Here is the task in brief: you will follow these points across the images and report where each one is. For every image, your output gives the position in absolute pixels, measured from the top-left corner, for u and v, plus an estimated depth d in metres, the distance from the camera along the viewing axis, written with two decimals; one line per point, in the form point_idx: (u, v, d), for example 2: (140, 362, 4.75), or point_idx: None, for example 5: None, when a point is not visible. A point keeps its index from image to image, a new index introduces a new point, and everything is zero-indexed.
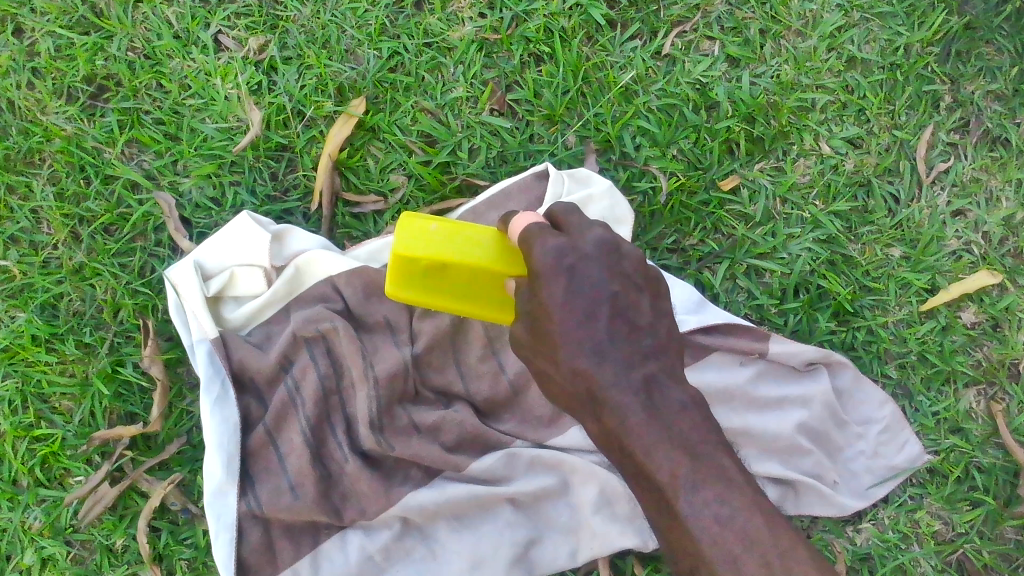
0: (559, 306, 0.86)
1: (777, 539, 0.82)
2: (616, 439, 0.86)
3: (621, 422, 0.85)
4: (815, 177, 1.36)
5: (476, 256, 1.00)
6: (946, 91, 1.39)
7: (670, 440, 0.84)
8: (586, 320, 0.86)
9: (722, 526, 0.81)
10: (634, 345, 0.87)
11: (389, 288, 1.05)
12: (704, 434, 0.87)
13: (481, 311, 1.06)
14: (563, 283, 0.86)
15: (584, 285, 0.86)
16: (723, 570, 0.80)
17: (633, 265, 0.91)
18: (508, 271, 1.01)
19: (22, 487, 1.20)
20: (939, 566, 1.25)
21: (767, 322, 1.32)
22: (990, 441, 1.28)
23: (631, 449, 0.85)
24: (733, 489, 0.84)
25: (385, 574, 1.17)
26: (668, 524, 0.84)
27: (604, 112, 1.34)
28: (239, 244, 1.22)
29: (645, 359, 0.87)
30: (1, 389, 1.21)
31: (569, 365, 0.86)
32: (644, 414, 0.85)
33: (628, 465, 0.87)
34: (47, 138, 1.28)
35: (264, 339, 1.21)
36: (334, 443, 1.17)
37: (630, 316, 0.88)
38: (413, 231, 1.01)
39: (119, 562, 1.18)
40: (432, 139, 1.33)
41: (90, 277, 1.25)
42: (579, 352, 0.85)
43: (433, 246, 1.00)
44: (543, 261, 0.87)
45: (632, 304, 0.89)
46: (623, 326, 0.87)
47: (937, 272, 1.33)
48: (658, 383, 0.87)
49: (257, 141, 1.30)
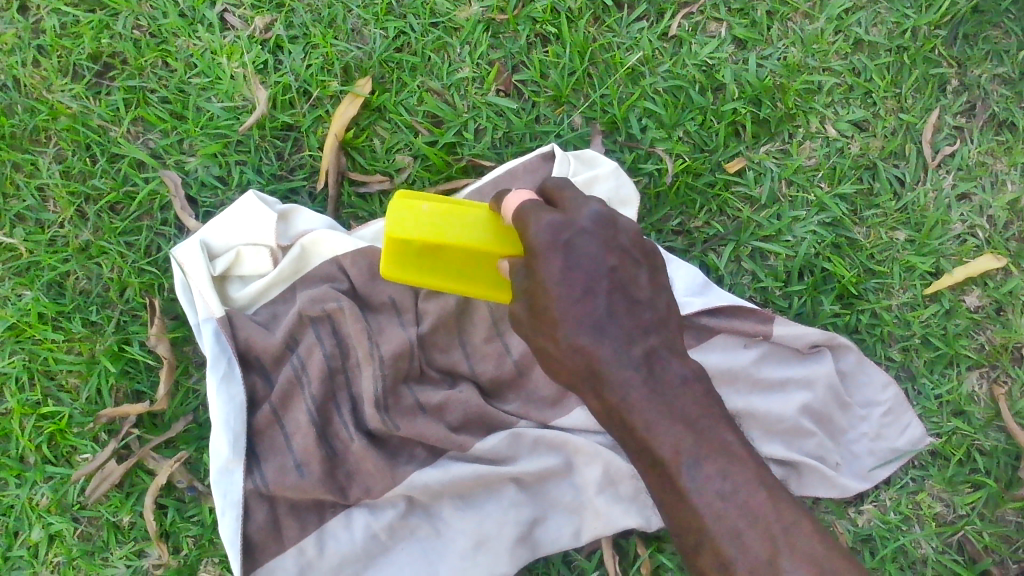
0: (557, 282, 0.86)
1: (780, 513, 0.83)
2: (618, 416, 0.86)
3: (622, 398, 0.85)
4: (820, 160, 1.36)
5: (471, 237, 1.01)
6: (953, 74, 1.39)
7: (671, 415, 0.85)
8: (585, 296, 0.86)
9: (725, 501, 0.83)
10: (634, 321, 0.88)
11: (385, 270, 1.06)
12: (706, 408, 0.88)
13: (477, 290, 1.07)
14: (561, 259, 0.86)
15: (583, 261, 0.87)
16: (727, 545, 0.81)
17: (629, 240, 0.91)
18: (505, 249, 1.01)
19: (29, 464, 1.21)
20: (940, 548, 1.26)
21: (771, 305, 1.32)
22: (993, 424, 1.29)
23: (633, 425, 0.85)
24: (736, 464, 0.85)
25: (390, 552, 1.18)
26: (670, 500, 0.85)
27: (610, 93, 1.34)
28: (245, 224, 1.23)
29: (645, 334, 0.88)
30: (8, 366, 1.22)
31: (569, 342, 0.86)
32: (645, 389, 0.85)
33: (630, 442, 0.87)
34: (53, 116, 1.28)
35: (270, 318, 1.21)
36: (339, 422, 1.17)
37: (629, 291, 0.88)
38: (405, 213, 1.01)
39: (126, 539, 1.19)
40: (438, 119, 1.33)
41: (96, 255, 1.25)
42: (579, 329, 0.85)
43: (426, 228, 1.01)
44: (540, 238, 0.87)
45: (630, 278, 0.89)
46: (622, 302, 0.87)
47: (941, 256, 1.33)
48: (659, 358, 0.88)
49: (263, 120, 1.30)
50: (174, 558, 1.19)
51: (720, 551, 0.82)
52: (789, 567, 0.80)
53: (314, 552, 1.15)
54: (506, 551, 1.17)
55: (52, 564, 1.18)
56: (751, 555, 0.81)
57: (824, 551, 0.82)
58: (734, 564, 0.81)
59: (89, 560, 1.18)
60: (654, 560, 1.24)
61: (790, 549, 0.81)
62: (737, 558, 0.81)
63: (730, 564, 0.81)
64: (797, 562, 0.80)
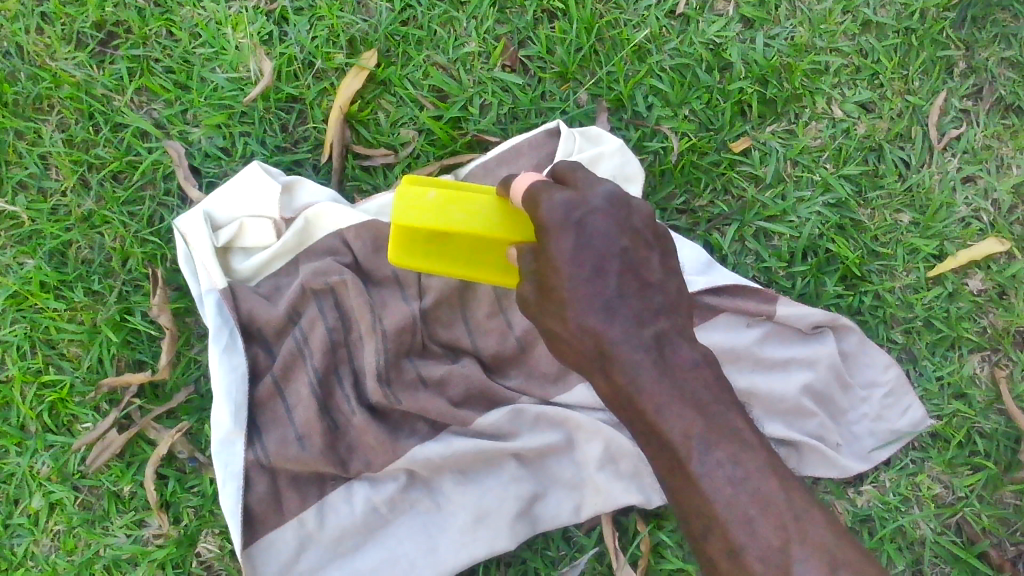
0: (568, 260, 0.87)
1: (792, 501, 0.82)
2: (627, 397, 0.86)
3: (633, 380, 0.85)
4: (826, 141, 1.36)
5: (478, 222, 1.00)
6: (960, 57, 1.38)
7: (682, 399, 0.85)
8: (595, 275, 0.86)
9: (735, 487, 0.82)
10: (644, 302, 0.87)
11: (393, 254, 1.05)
12: (716, 392, 0.88)
13: (485, 273, 1.06)
14: (572, 238, 0.87)
15: (594, 240, 0.88)
16: (738, 531, 0.80)
17: (641, 222, 0.92)
18: (512, 232, 1.01)
19: (30, 433, 1.20)
20: (938, 529, 1.26)
21: (775, 285, 1.32)
22: (993, 408, 1.29)
23: (642, 407, 0.85)
24: (747, 450, 0.84)
25: (390, 525, 1.18)
26: (678, 484, 0.84)
27: (617, 70, 1.33)
28: (249, 196, 1.22)
29: (656, 316, 0.87)
30: (10, 334, 1.22)
31: (578, 322, 0.86)
32: (655, 372, 0.85)
33: (637, 424, 0.87)
34: (56, 84, 1.28)
35: (273, 290, 1.20)
36: (341, 395, 1.17)
37: (641, 272, 0.88)
38: (411, 201, 1.00)
39: (126, 508, 1.19)
40: (443, 94, 1.33)
41: (99, 225, 1.25)
42: (589, 309, 0.86)
43: (432, 215, 1.00)
44: (552, 215, 0.89)
45: (642, 260, 0.89)
46: (633, 282, 0.87)
47: (945, 239, 1.33)
48: (669, 340, 0.87)
49: (268, 91, 1.29)
50: (175, 529, 1.18)
51: (731, 537, 0.81)
52: (801, 556, 0.78)
53: (314, 524, 1.15)
54: (506, 526, 1.17)
55: (52, 532, 1.18)
56: (762, 541, 0.79)
57: (837, 541, 0.80)
58: (745, 550, 0.80)
59: (89, 529, 1.18)
60: (653, 537, 1.24)
61: (802, 537, 0.80)
62: (747, 545, 0.80)
63: (740, 551, 0.80)
64: (808, 550, 0.78)
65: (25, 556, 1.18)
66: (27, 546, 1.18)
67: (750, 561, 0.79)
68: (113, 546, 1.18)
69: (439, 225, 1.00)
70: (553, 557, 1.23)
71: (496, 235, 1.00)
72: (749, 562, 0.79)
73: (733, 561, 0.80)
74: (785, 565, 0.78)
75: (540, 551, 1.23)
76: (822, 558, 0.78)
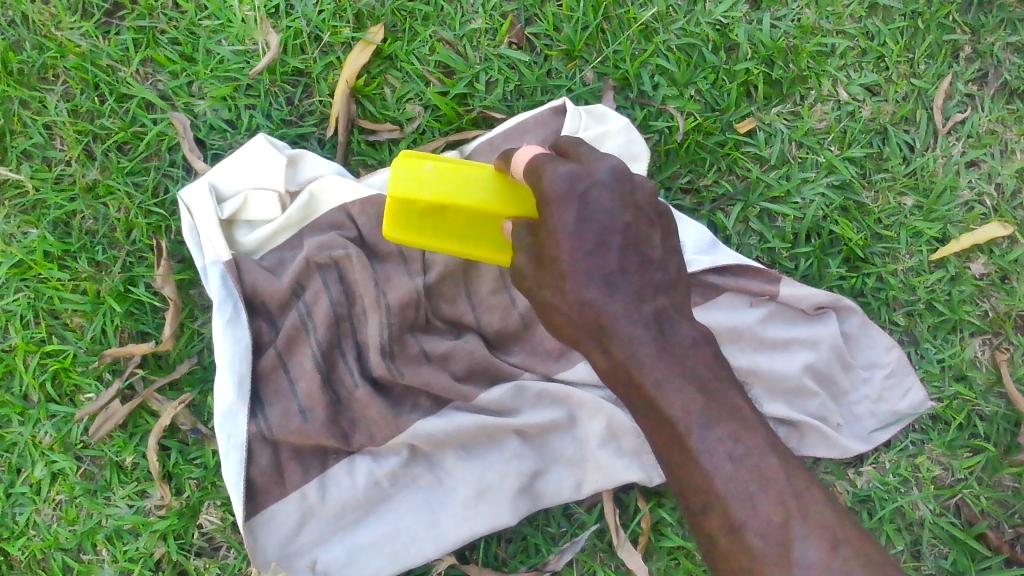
0: (570, 233, 0.86)
1: (792, 479, 0.82)
2: (626, 372, 0.86)
3: (632, 355, 0.85)
4: (832, 123, 1.36)
5: (476, 197, 0.99)
6: (966, 41, 1.38)
7: (683, 374, 0.85)
8: (596, 249, 0.86)
9: (735, 464, 0.82)
10: (646, 278, 0.88)
11: (387, 229, 1.05)
12: (716, 369, 0.88)
13: (480, 251, 1.06)
14: (575, 210, 0.86)
15: (597, 213, 0.86)
16: (738, 507, 0.80)
17: (644, 198, 0.91)
18: (511, 207, 0.99)
19: (32, 402, 1.20)
20: (937, 510, 1.26)
21: (778, 266, 1.33)
22: (993, 390, 1.29)
23: (641, 382, 0.85)
24: (747, 429, 0.85)
25: (391, 499, 1.19)
26: (677, 460, 0.84)
27: (624, 49, 1.33)
28: (254, 168, 1.22)
29: (656, 292, 0.88)
30: (13, 303, 1.22)
31: (576, 295, 0.86)
32: (656, 347, 0.85)
33: (636, 399, 0.87)
34: (61, 54, 1.27)
35: (277, 264, 1.20)
36: (344, 368, 1.17)
37: (642, 248, 0.88)
38: (410, 172, 0.99)
39: (129, 479, 1.19)
40: (449, 70, 1.33)
41: (103, 195, 1.25)
42: (589, 282, 0.85)
43: (430, 187, 0.99)
44: (555, 186, 0.87)
45: (644, 236, 0.89)
46: (635, 259, 0.87)
47: (949, 223, 1.33)
48: (669, 317, 0.88)
49: (274, 64, 1.29)
50: (176, 500, 1.19)
51: (730, 513, 0.81)
52: (801, 533, 0.78)
53: (315, 497, 1.16)
54: (507, 501, 1.17)
55: (54, 501, 1.19)
56: (763, 517, 0.80)
57: (836, 519, 0.81)
58: (745, 526, 0.80)
59: (91, 499, 1.18)
60: (654, 514, 1.24)
61: (803, 513, 0.80)
62: (747, 521, 0.80)
63: (740, 527, 0.80)
64: (809, 527, 0.79)
65: (27, 525, 1.18)
66: (29, 515, 1.18)
67: (750, 537, 0.79)
68: (114, 516, 1.18)
69: (439, 198, 0.99)
70: (554, 533, 1.24)
71: (494, 208, 0.99)
72: (748, 538, 0.79)
73: (732, 537, 0.80)
74: (786, 542, 0.78)
75: (541, 527, 1.24)
76: (822, 535, 0.78)
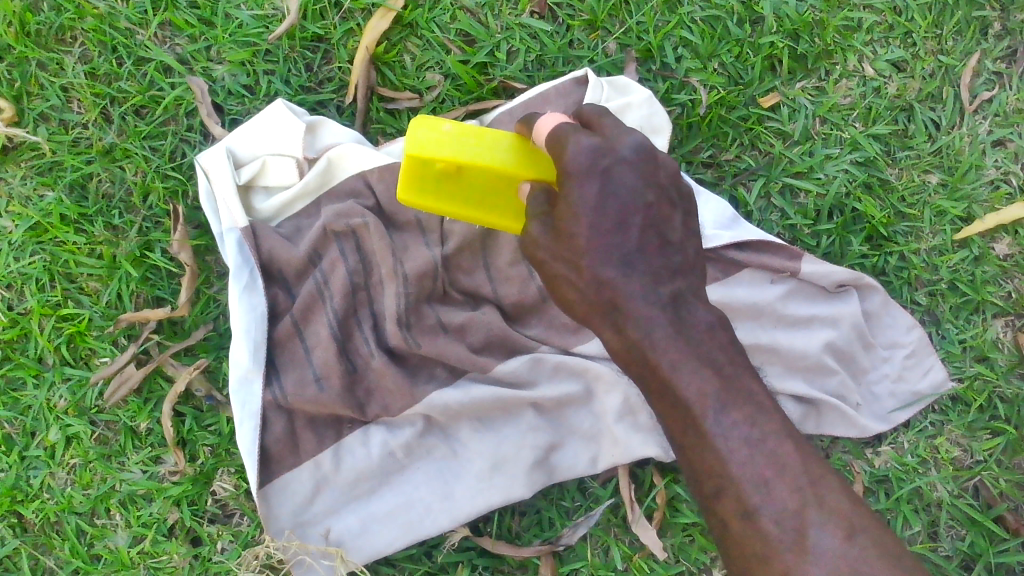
0: (590, 210, 0.83)
1: (807, 466, 0.81)
2: (640, 352, 0.85)
3: (646, 334, 0.84)
4: (856, 99, 1.34)
5: (494, 157, 0.95)
6: (995, 18, 1.35)
7: (698, 356, 0.84)
8: (616, 229, 0.84)
9: (751, 448, 0.81)
10: (664, 261, 0.86)
11: (401, 193, 1.00)
12: (731, 354, 0.87)
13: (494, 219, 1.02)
14: (596, 187, 0.83)
15: (620, 192, 0.83)
16: (752, 493, 0.80)
17: (667, 176, 0.88)
18: (527, 169, 0.96)
19: (48, 365, 1.20)
20: (955, 491, 1.25)
21: (800, 243, 1.31)
22: (1015, 372, 1.27)
23: (656, 363, 0.84)
24: (762, 413, 0.84)
25: (406, 470, 1.18)
26: (690, 441, 0.84)
27: (647, 20, 1.31)
28: (272, 134, 1.21)
29: (673, 275, 0.86)
30: (29, 266, 1.21)
31: (594, 273, 0.84)
32: (670, 329, 0.84)
33: (649, 378, 0.86)
34: (79, 15, 1.26)
35: (294, 232, 1.19)
36: (360, 338, 1.16)
37: (663, 230, 0.86)
38: (427, 131, 0.95)
39: (143, 445, 1.19)
40: (470, 38, 1.31)
41: (121, 158, 1.24)
42: (606, 260, 0.84)
43: (447, 147, 0.95)
44: (577, 160, 0.83)
45: (665, 218, 0.86)
46: (655, 240, 0.85)
47: (973, 202, 1.31)
48: (685, 301, 0.86)
49: (294, 30, 1.28)
50: (190, 466, 1.18)
51: (744, 498, 0.80)
52: (817, 521, 0.78)
53: (330, 467, 1.15)
54: (523, 474, 1.16)
55: (68, 465, 1.18)
56: (778, 504, 0.79)
57: (852, 507, 0.80)
58: (758, 512, 0.79)
59: (105, 463, 1.18)
60: (669, 490, 1.23)
61: (819, 501, 0.79)
62: (761, 506, 0.79)
63: (754, 513, 0.79)
64: (825, 514, 0.78)
65: (41, 488, 1.18)
66: (44, 478, 1.18)
67: (764, 523, 0.79)
68: (129, 481, 1.18)
69: (457, 158, 0.95)
70: (568, 507, 1.23)
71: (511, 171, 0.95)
72: (762, 522, 0.79)
73: (746, 522, 0.80)
74: (801, 529, 0.78)
75: (555, 501, 1.23)
76: (837, 524, 0.78)
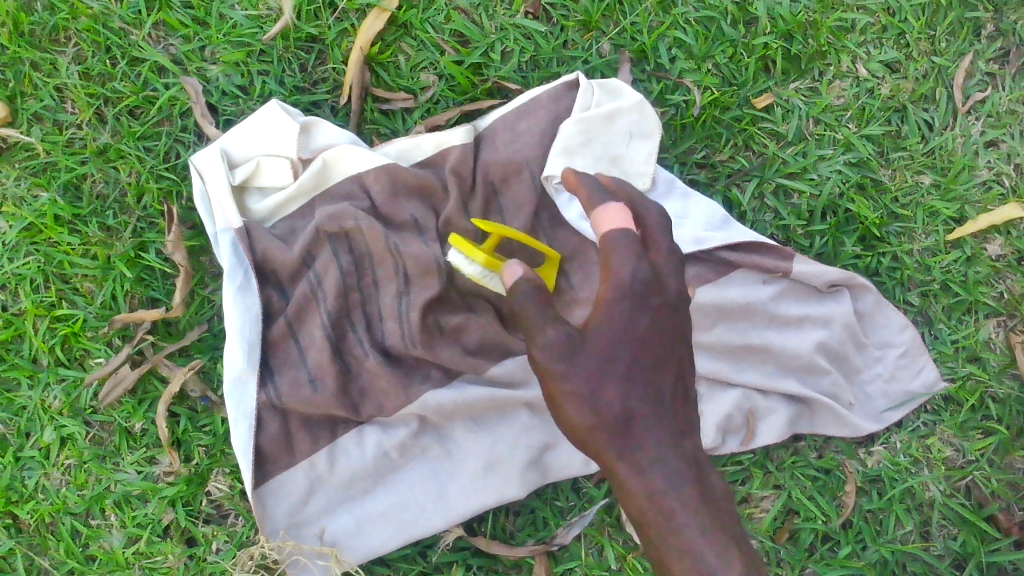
0: (633, 336, 0.83)
1: None
2: (649, 492, 0.83)
3: (666, 472, 0.83)
4: (850, 100, 1.34)
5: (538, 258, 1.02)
6: (988, 19, 1.35)
7: (705, 500, 0.84)
8: (652, 367, 0.84)
9: None
10: (682, 402, 0.87)
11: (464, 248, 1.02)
12: (724, 503, 0.88)
13: None
14: (644, 317, 0.84)
15: (660, 334, 0.85)
16: None
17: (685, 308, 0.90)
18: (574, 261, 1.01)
19: (42, 366, 1.20)
20: (948, 491, 1.25)
21: (792, 244, 1.32)
22: (1007, 372, 1.28)
23: (666, 501, 0.83)
24: (753, 567, 0.85)
25: (400, 470, 1.18)
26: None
27: (641, 21, 1.31)
28: (267, 134, 1.21)
29: (686, 405, 0.87)
30: (22, 266, 1.21)
31: (623, 404, 0.83)
32: (685, 465, 0.84)
33: (646, 517, 0.84)
34: (73, 15, 1.25)
35: (288, 232, 1.18)
36: (354, 338, 1.15)
37: (686, 384, 0.88)
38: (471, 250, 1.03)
39: (138, 446, 1.19)
40: (464, 39, 1.31)
41: (115, 159, 1.24)
42: (638, 395, 0.83)
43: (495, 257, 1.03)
44: (633, 281, 0.84)
45: (687, 363, 0.88)
46: (679, 391, 0.87)
47: (966, 203, 1.32)
48: (695, 441, 0.87)
49: (288, 30, 1.28)
50: (185, 467, 1.19)
51: None
52: None
53: (324, 467, 1.16)
54: (516, 474, 1.17)
55: (63, 466, 1.18)
56: None
57: None
58: None
59: (100, 464, 1.18)
60: None
61: None
62: None
63: None
64: None
65: (36, 489, 1.18)
66: (38, 479, 1.18)
67: None
68: (123, 482, 1.18)
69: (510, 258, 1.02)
70: (562, 507, 1.23)
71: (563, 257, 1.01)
72: None
73: None
74: None
75: (550, 501, 1.24)
76: None
